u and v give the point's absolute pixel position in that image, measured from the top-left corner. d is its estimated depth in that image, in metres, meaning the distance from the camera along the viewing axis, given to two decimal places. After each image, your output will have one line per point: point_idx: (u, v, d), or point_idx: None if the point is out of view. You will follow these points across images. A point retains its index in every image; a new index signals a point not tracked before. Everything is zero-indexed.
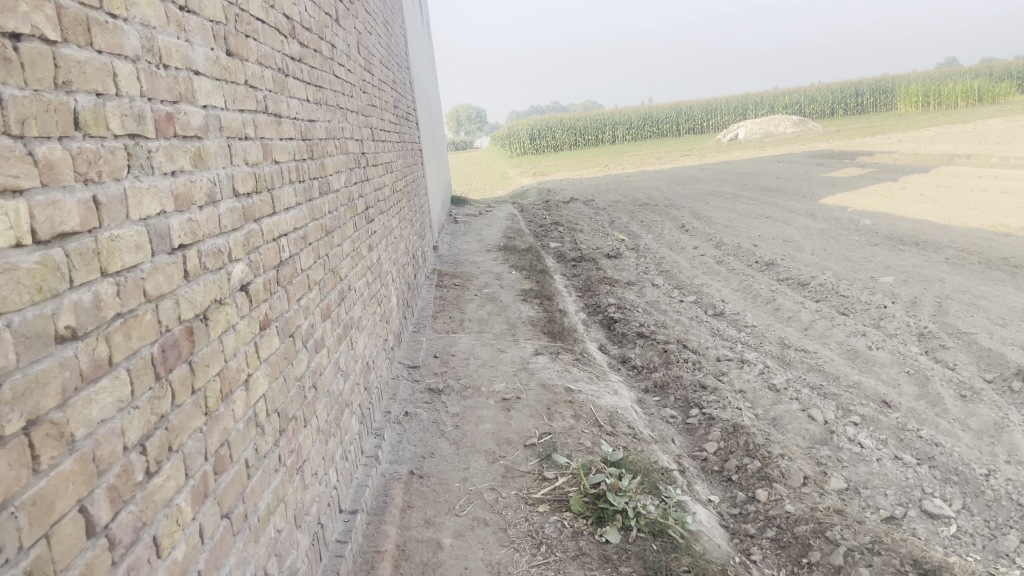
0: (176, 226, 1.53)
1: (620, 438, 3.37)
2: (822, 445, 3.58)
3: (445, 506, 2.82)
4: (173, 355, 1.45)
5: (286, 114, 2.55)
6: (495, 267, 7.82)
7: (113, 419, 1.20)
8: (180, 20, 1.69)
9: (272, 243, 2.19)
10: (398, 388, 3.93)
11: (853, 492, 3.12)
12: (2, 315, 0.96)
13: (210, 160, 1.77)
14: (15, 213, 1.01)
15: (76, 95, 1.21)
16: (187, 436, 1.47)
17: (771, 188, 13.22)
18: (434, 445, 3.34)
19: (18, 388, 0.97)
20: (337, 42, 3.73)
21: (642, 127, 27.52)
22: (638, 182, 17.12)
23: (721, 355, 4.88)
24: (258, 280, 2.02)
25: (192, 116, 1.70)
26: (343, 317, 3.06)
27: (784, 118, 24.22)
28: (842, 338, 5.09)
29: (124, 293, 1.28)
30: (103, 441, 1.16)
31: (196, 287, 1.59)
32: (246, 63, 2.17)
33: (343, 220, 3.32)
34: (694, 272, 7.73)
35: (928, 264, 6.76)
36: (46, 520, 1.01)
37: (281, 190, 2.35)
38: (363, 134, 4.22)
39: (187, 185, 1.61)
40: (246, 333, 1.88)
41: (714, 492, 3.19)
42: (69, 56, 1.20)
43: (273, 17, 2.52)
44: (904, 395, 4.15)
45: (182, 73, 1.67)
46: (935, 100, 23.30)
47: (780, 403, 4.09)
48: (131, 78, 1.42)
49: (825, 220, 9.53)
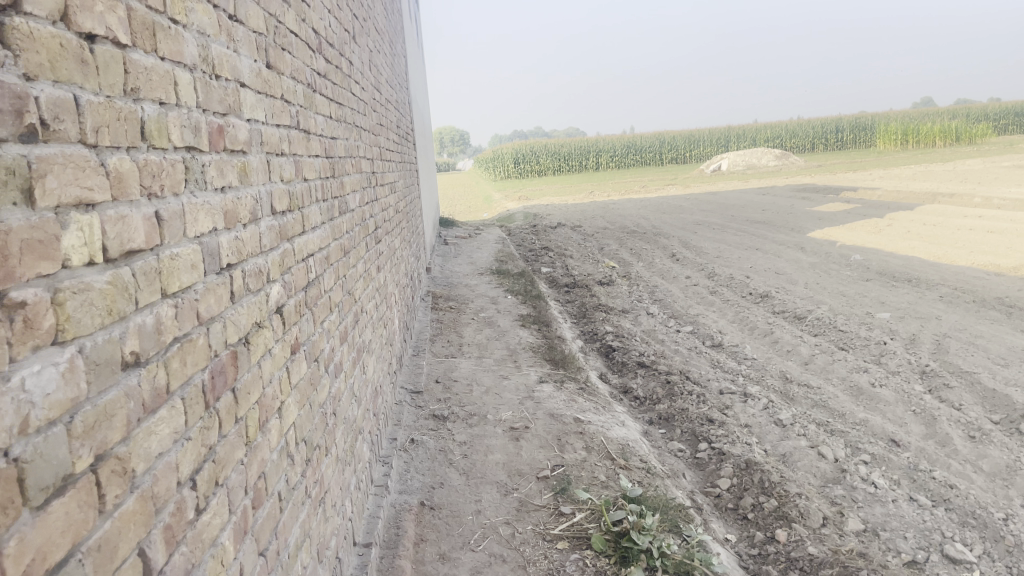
0: (225, 244, 1.45)
1: (634, 472, 3.31)
2: (834, 484, 3.54)
3: (460, 540, 2.73)
4: (221, 383, 1.36)
5: (314, 130, 2.48)
6: (490, 290, 7.74)
7: (169, 452, 1.11)
8: (230, 29, 1.62)
9: (302, 263, 2.11)
10: (402, 413, 3.83)
11: (872, 534, 3.09)
12: (74, 340, 0.88)
13: (253, 176, 1.69)
14: (90, 228, 0.93)
15: (143, 103, 1.14)
16: (232, 469, 1.37)
17: (759, 220, 13.30)
18: (443, 474, 3.24)
19: (88, 420, 0.88)
20: (353, 59, 3.67)
21: (627, 155, 27.68)
22: (625, 209, 17.15)
23: (724, 388, 4.82)
24: (290, 301, 1.93)
25: (239, 130, 1.62)
26: (357, 340, 2.97)
27: (767, 151, 24.50)
28: (844, 374, 5.07)
29: (182, 315, 1.19)
30: (161, 477, 1.07)
31: (241, 310, 1.50)
32: (282, 76, 2.09)
33: (357, 241, 3.24)
34: (688, 302, 7.70)
35: (923, 302, 6.79)
36: (110, 566, 0.91)
37: (309, 209, 2.28)
38: (372, 153, 4.14)
39: (235, 202, 1.53)
40: (280, 357, 1.79)
41: (730, 531, 3.15)
42: (137, 62, 1.12)
43: (305, 31, 2.45)
44: (913, 434, 4.12)
45: (231, 85, 1.60)
46: (915, 138, 23.69)
47: (788, 438, 4.04)
48: (189, 87, 1.34)
49: (816, 254, 9.57)
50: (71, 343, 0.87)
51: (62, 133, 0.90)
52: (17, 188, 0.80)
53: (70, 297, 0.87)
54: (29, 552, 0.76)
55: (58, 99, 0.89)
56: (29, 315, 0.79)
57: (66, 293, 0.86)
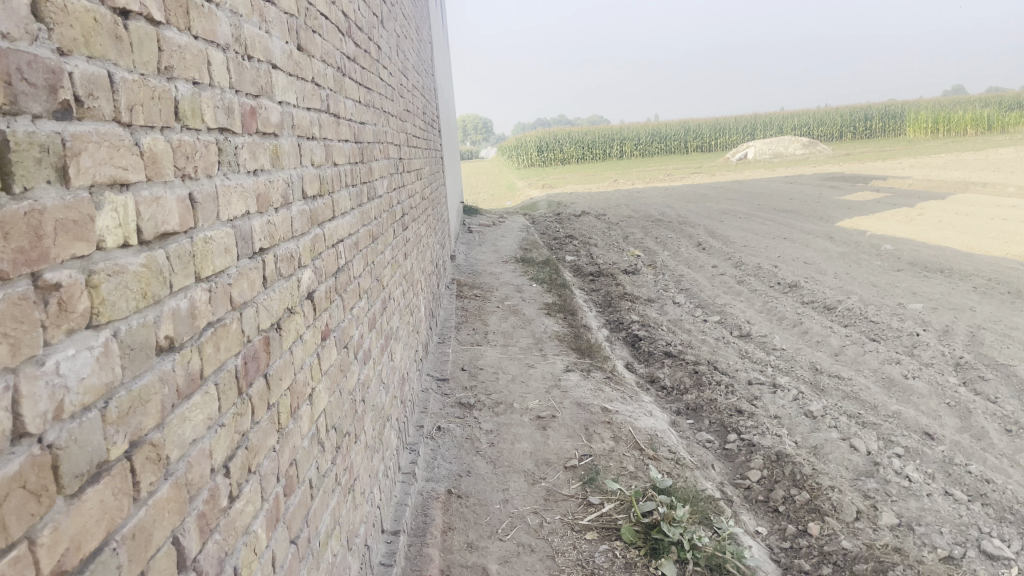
0: (257, 228, 1.43)
1: (663, 463, 3.27)
2: (867, 477, 3.48)
3: (487, 529, 2.71)
4: (253, 369, 1.33)
5: (344, 114, 2.45)
6: (515, 278, 7.72)
7: (203, 439, 1.09)
8: (262, 9, 1.59)
9: (332, 248, 2.09)
10: (429, 401, 3.82)
11: (907, 529, 3.04)
12: (109, 323, 0.85)
13: (285, 160, 1.67)
14: (125, 209, 0.91)
15: (176, 82, 1.11)
16: (264, 456, 1.35)
17: (785, 209, 13.13)
18: (470, 462, 3.22)
19: (122, 406, 0.86)
20: (382, 45, 3.65)
21: (651, 143, 27.46)
22: (649, 197, 17.03)
23: (753, 378, 4.76)
24: (321, 287, 1.91)
25: (271, 112, 1.60)
26: (385, 327, 2.95)
27: (794, 139, 24.19)
28: (876, 365, 4.99)
29: (215, 300, 1.17)
30: (195, 464, 1.05)
31: (273, 294, 1.48)
32: (313, 60, 2.07)
33: (385, 226, 3.22)
34: (715, 291, 7.62)
35: (956, 293, 6.67)
36: (143, 555, 0.89)
37: (339, 194, 2.25)
38: (400, 140, 4.12)
39: (267, 185, 1.51)
40: (311, 343, 1.77)
41: (761, 524, 3.12)
42: (170, 40, 1.10)
43: (334, 14, 2.42)
44: (947, 427, 4.06)
45: (264, 66, 1.57)
46: (945, 127, 23.27)
47: (819, 430, 3.98)
48: (223, 68, 1.32)
49: (846, 244, 9.44)
50: (106, 327, 0.84)
51: (97, 111, 0.87)
52: (52, 165, 0.77)
53: (105, 279, 0.85)
54: (64, 540, 0.73)
55: (92, 75, 0.86)
56: (63, 298, 0.76)
57: (101, 275, 0.84)
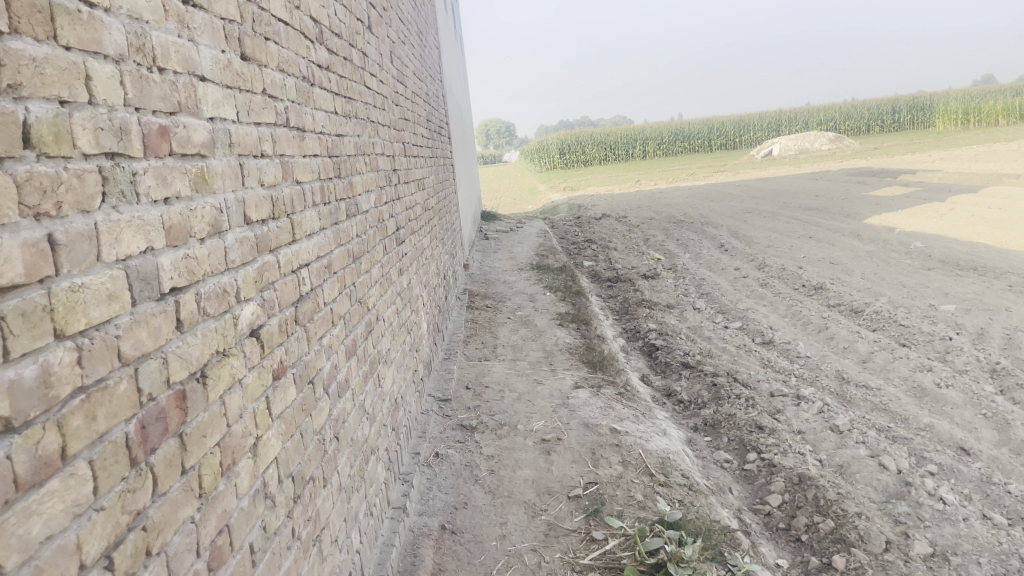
0: (167, 264, 1.24)
1: (674, 490, 3.05)
2: (898, 499, 3.23)
3: (480, 571, 2.50)
4: (157, 432, 1.14)
5: (311, 128, 2.26)
6: (530, 287, 7.51)
7: (65, 532, 0.91)
8: (182, 15, 1.40)
9: (290, 276, 1.90)
10: (428, 424, 3.62)
11: (942, 560, 2.80)
12: None
13: (215, 183, 1.48)
14: None
15: (30, 103, 0.93)
16: (174, 531, 1.17)
17: (812, 206, 12.80)
18: (468, 493, 3.02)
19: None
20: (369, 51, 3.45)
21: (674, 142, 27.09)
22: (672, 197, 16.71)
23: (775, 390, 4.50)
24: (271, 321, 1.72)
25: (194, 130, 1.41)
26: (370, 352, 2.76)
27: (820, 135, 23.72)
28: (906, 373, 4.72)
29: (90, 359, 0.99)
30: (48, 567, 0.87)
31: (192, 340, 1.29)
32: (264, 69, 1.88)
33: (371, 244, 3.03)
34: (736, 294, 7.36)
35: (991, 292, 6.36)
36: None
37: (302, 215, 2.06)
38: (393, 151, 3.93)
39: (184, 214, 1.32)
40: (256, 387, 1.58)
41: (782, 555, 2.88)
42: (17, 51, 0.90)
43: (298, 20, 2.22)
44: (983, 441, 3.79)
45: (184, 79, 1.39)
46: (976, 118, 22.70)
47: (845, 446, 3.73)
48: (113, 82, 1.13)
49: (874, 241, 9.10)
50: None
51: None
52: None
53: None
54: None
55: None
56: None
57: None
